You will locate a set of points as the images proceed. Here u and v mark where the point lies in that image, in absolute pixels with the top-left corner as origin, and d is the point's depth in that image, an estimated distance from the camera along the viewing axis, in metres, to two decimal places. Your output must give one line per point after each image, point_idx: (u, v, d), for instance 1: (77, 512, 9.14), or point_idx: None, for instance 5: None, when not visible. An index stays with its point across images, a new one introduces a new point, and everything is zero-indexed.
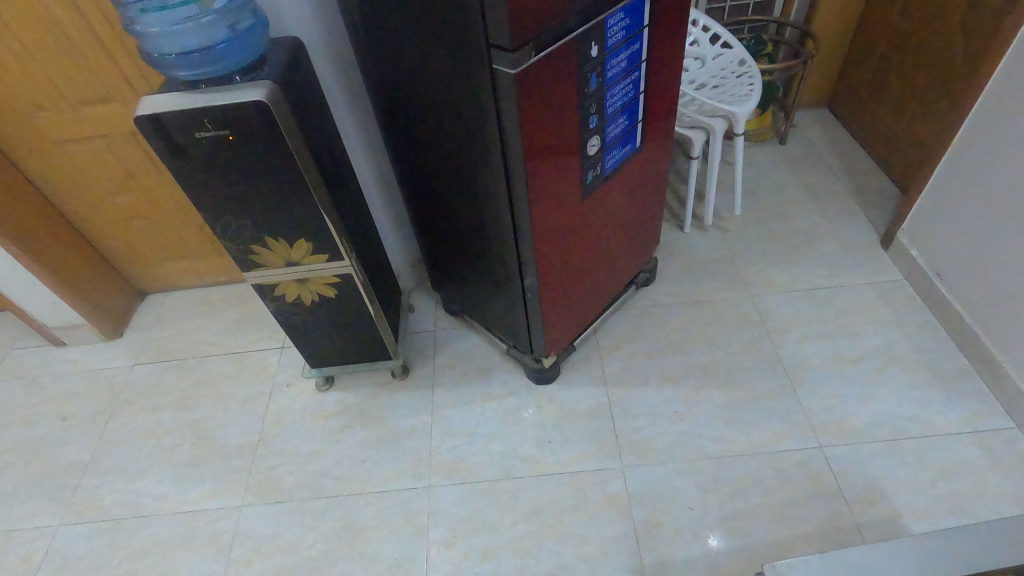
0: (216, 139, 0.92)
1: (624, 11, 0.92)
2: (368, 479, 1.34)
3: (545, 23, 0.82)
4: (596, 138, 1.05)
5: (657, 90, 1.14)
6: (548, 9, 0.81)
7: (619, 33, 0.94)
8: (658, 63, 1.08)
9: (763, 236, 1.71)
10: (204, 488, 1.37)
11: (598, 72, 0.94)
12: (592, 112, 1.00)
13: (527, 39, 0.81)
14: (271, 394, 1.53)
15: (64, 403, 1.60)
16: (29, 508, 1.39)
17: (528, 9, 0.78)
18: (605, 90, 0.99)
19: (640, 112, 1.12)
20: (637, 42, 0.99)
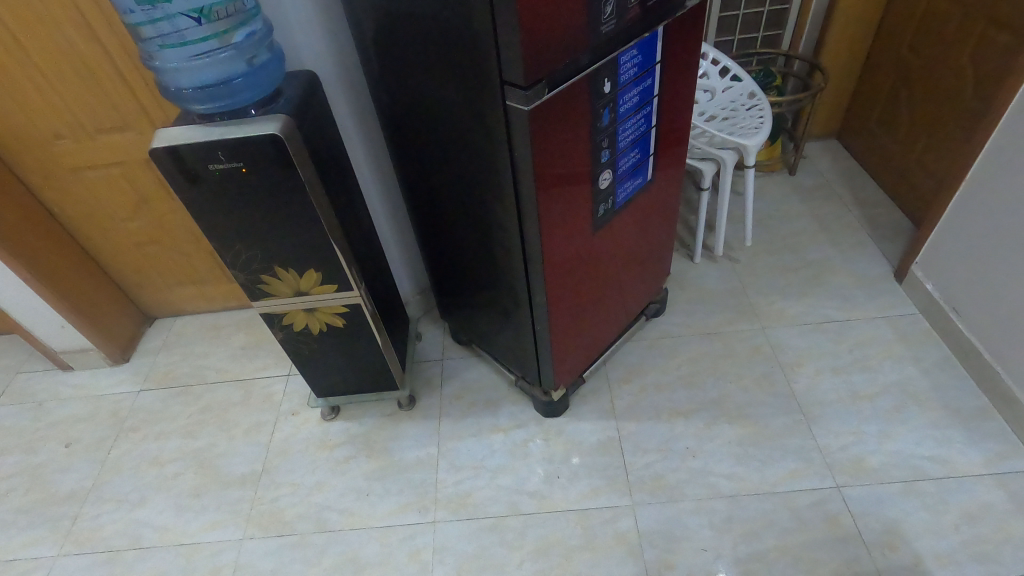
0: (230, 171, 0.92)
1: (637, 47, 0.93)
2: (372, 513, 1.31)
3: (559, 60, 0.82)
4: (607, 172, 1.04)
5: (668, 124, 1.14)
6: (562, 47, 0.81)
7: (631, 69, 0.94)
8: (668, 98, 1.09)
9: (774, 267, 1.69)
10: (205, 519, 1.35)
11: (610, 108, 0.95)
12: (604, 147, 1.00)
13: (541, 75, 0.81)
14: (276, 422, 1.51)
15: (68, 428, 1.59)
16: (28, 537, 1.37)
17: (542, 47, 0.79)
18: (617, 126, 0.99)
19: (651, 145, 1.12)
20: (648, 78, 0.99)
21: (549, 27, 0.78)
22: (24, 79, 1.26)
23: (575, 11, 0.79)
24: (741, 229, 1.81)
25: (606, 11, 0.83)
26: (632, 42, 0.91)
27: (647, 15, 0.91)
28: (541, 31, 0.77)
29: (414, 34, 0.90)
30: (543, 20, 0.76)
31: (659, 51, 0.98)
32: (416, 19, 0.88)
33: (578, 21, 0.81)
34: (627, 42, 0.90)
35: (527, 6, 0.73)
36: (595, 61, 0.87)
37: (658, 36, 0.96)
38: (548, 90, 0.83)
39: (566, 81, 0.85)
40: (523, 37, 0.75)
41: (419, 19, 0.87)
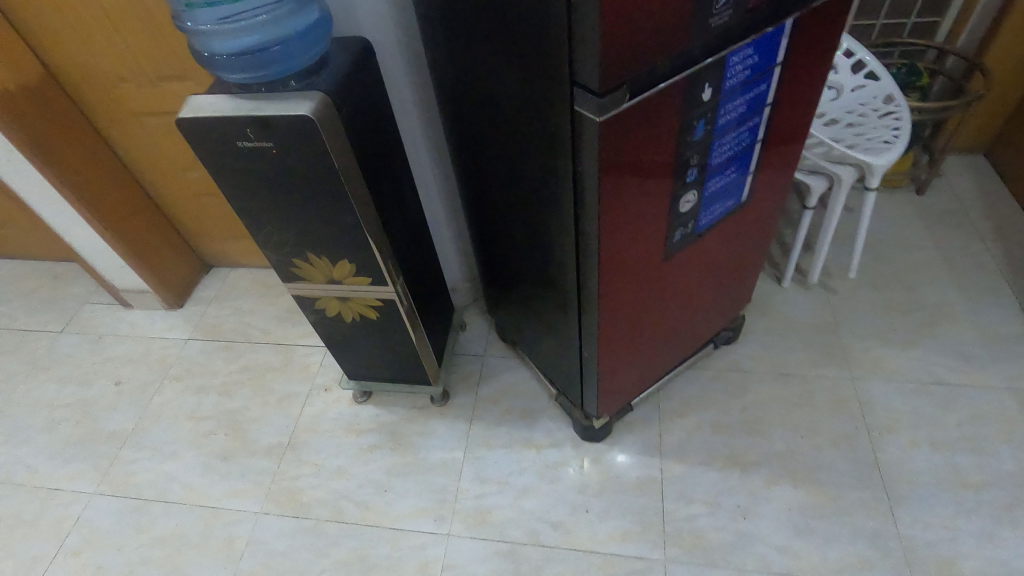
0: (260, 151, 0.83)
1: (755, 45, 0.73)
2: (388, 512, 1.25)
3: (649, 60, 0.64)
4: (692, 193, 0.86)
5: (778, 138, 0.93)
6: (656, 44, 0.63)
7: (742, 72, 0.75)
8: (785, 107, 0.88)
9: (878, 305, 1.44)
10: (228, 486, 1.34)
11: (707, 119, 0.76)
12: (693, 164, 0.81)
13: (622, 78, 0.64)
14: (309, 396, 1.48)
15: (121, 367, 1.63)
16: (71, 470, 1.42)
17: (629, 43, 0.61)
18: (713, 141, 0.81)
19: (753, 163, 0.92)
20: (763, 83, 0.79)
21: (641, 19, 0.60)
22: (88, 18, 1.22)
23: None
24: (845, 254, 1.55)
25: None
26: (749, 38, 0.71)
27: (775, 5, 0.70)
28: (629, 23, 0.59)
29: (482, 8, 0.75)
30: (635, 8, 0.59)
31: (783, 50, 0.78)
32: None
33: (683, 11, 0.62)
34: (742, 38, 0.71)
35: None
36: (696, 61, 0.69)
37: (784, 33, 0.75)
38: (629, 96, 0.66)
39: (655, 85, 0.67)
40: (603, 32, 0.58)
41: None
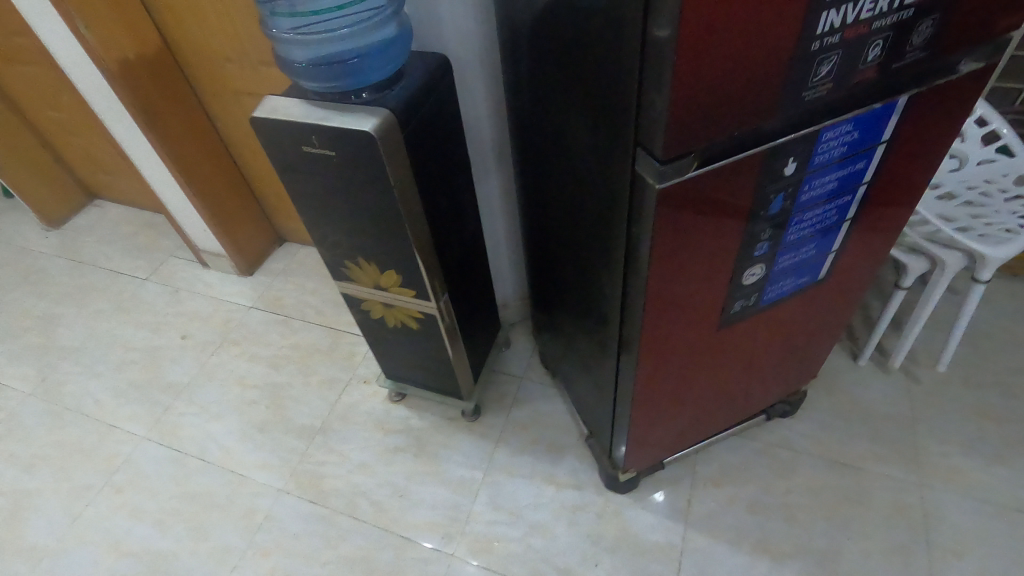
0: (323, 157, 0.84)
1: (856, 121, 0.65)
2: (399, 518, 1.26)
3: (727, 130, 0.58)
4: (760, 267, 0.79)
5: (873, 219, 0.83)
6: (735, 115, 0.57)
7: (836, 149, 0.66)
8: (886, 187, 0.78)
9: (967, 407, 1.28)
10: (260, 457, 1.40)
11: (787, 194, 0.69)
12: (764, 238, 0.74)
13: (690, 146, 0.58)
14: (347, 385, 1.52)
15: (189, 323, 1.74)
16: (129, 412, 1.54)
17: (704, 110, 0.55)
18: (792, 216, 0.73)
19: (838, 242, 0.83)
20: (861, 161, 0.71)
21: (721, 86, 0.54)
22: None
23: (771, 71, 0.54)
24: (938, 341, 1.39)
25: (821, 71, 0.56)
26: (850, 113, 0.63)
27: (886, 81, 0.62)
28: (706, 90, 0.54)
29: (560, 46, 0.72)
30: (715, 75, 0.53)
31: (890, 128, 0.69)
32: (566, 30, 0.69)
33: (773, 81, 0.55)
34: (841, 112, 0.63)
35: (689, 57, 0.51)
36: (783, 133, 0.62)
37: (893, 110, 0.67)
38: (697, 164, 0.60)
39: (729, 155, 0.61)
40: (674, 97, 0.53)
41: (567, 35, 0.68)
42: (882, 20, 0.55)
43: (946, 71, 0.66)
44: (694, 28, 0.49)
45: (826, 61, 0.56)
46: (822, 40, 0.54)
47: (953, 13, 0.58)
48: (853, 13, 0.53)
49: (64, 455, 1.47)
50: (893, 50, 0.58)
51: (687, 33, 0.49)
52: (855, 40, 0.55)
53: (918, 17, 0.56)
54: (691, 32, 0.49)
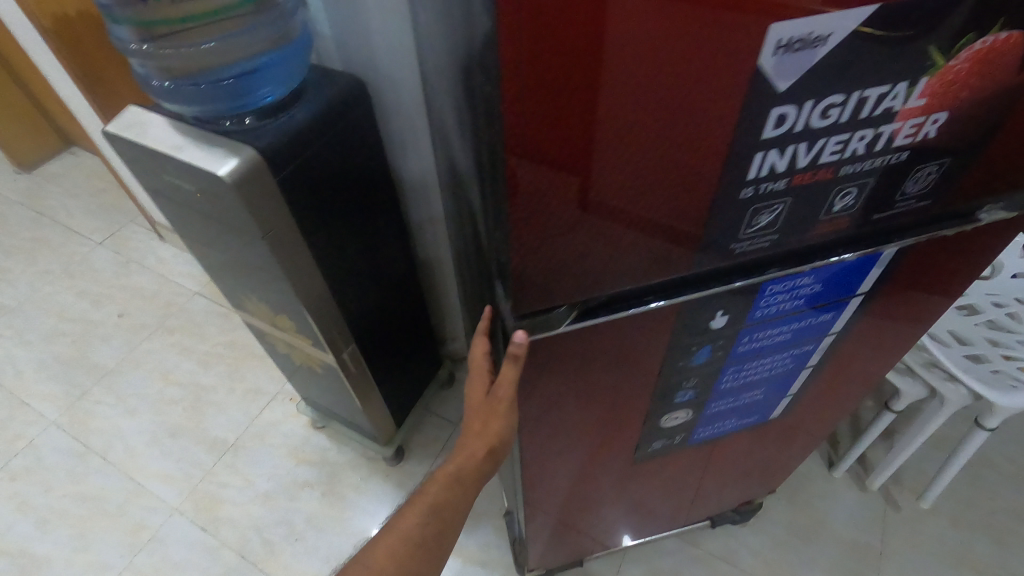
0: (182, 189, 0.68)
1: (817, 272, 0.48)
2: (290, 565, 1.15)
3: (613, 264, 0.40)
4: (684, 411, 0.64)
5: (845, 365, 0.67)
6: (620, 265, 0.40)
7: (789, 301, 0.51)
8: (862, 338, 0.62)
9: (949, 553, 1.10)
10: (163, 467, 1.28)
11: (717, 344, 0.53)
12: (688, 385, 0.59)
13: (562, 293, 0.41)
14: (273, 400, 1.38)
15: (129, 299, 1.60)
16: (44, 389, 1.43)
17: (569, 237, 0.37)
18: (725, 367, 0.57)
19: (794, 387, 0.67)
20: (825, 313, 0.55)
21: (592, 232, 0.37)
22: None
23: (679, 198, 0.36)
24: (931, 464, 1.20)
25: (758, 221, 0.39)
26: (808, 266, 0.46)
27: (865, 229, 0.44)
28: (567, 213, 0.35)
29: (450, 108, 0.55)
30: (580, 195, 0.34)
31: (871, 279, 0.52)
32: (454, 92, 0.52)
33: (684, 210, 0.37)
34: (795, 263, 0.45)
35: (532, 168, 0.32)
36: (707, 283, 0.45)
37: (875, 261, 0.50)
38: (577, 316, 0.44)
39: (627, 305, 0.44)
40: (514, 218, 0.35)
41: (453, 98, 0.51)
42: (854, 164, 0.37)
43: (960, 215, 0.48)
44: (536, 129, 0.30)
45: (766, 209, 0.38)
46: (759, 186, 0.36)
47: (971, 156, 0.40)
48: (808, 155, 0.35)
49: None
50: (875, 198, 0.41)
51: (525, 136, 0.30)
52: (811, 186, 0.38)
53: (913, 161, 0.39)
54: (530, 136, 0.30)
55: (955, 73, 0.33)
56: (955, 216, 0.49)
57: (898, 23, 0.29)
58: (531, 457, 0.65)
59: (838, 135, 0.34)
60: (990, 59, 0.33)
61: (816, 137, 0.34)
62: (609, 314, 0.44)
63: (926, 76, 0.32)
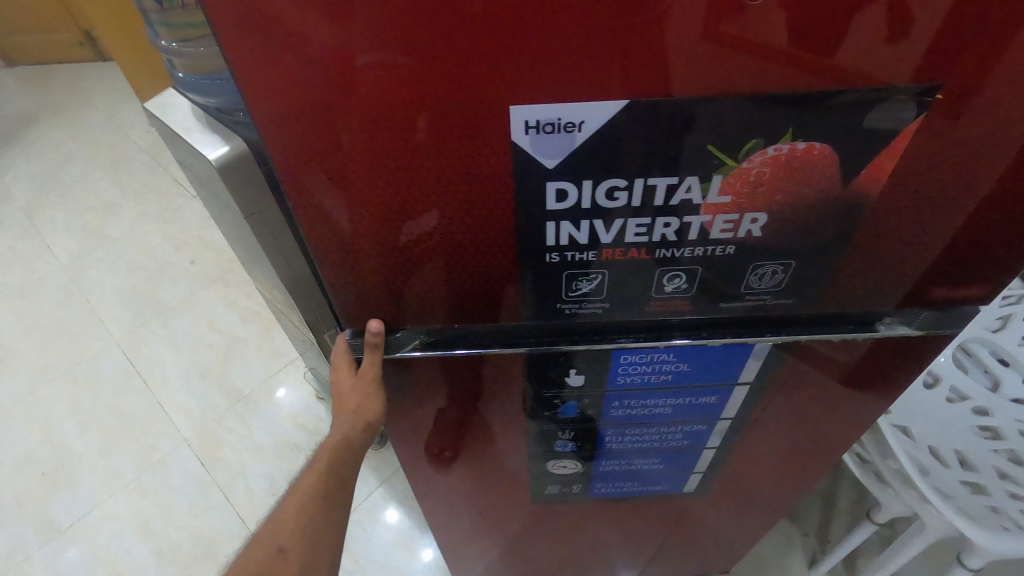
0: (189, 162, 0.77)
1: (681, 352, 0.52)
2: (261, 515, 1.25)
3: (428, 272, 0.39)
4: (570, 462, 0.69)
5: (748, 455, 0.71)
6: (438, 289, 0.41)
7: (651, 376, 0.54)
8: (753, 425, 0.65)
9: None
10: (185, 401, 1.44)
11: (583, 404, 0.58)
12: (565, 437, 0.64)
13: (391, 313, 0.43)
14: (289, 364, 1.49)
15: (202, 249, 1.80)
16: (116, 312, 1.64)
17: (371, 243, 0.37)
18: (604, 428, 0.62)
19: (693, 464, 0.72)
20: (696, 395, 0.58)
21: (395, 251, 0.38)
22: None
23: (469, 199, 0.34)
24: None
25: (578, 288, 0.39)
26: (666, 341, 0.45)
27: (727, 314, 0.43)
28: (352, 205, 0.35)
29: None
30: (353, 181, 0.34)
31: (751, 371, 0.55)
32: None
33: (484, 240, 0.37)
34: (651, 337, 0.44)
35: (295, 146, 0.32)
36: (553, 340, 0.46)
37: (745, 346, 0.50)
38: (420, 345, 0.46)
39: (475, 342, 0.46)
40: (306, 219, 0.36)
41: None
42: (669, 249, 0.37)
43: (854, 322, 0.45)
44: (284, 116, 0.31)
45: (583, 277, 0.39)
46: (563, 254, 0.37)
47: (825, 263, 0.38)
48: (609, 232, 0.36)
49: (53, 328, 1.61)
50: (714, 286, 0.40)
51: (273, 119, 0.31)
52: (626, 261, 0.38)
53: (744, 254, 0.37)
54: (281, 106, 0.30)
55: (757, 175, 0.32)
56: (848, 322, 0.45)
57: (666, 118, 0.30)
58: (426, 473, 0.70)
59: (637, 218, 0.35)
60: (797, 167, 0.32)
61: (611, 217, 0.34)
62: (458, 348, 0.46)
63: (718, 174, 0.32)
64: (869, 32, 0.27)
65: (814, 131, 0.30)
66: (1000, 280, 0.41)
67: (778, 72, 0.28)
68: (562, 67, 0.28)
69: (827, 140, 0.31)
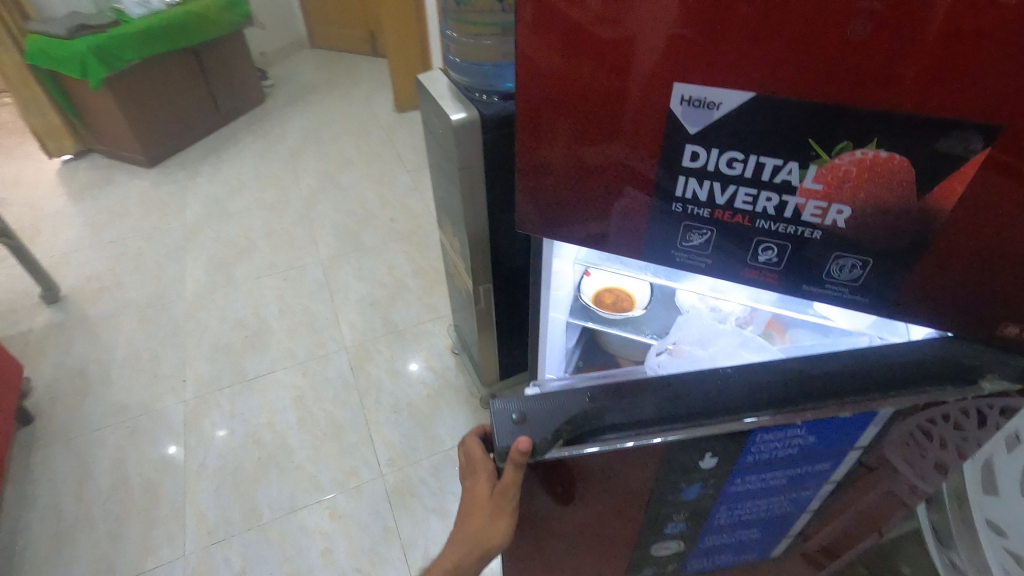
0: (435, 120, 1.03)
1: (811, 428, 0.60)
2: (381, 422, 1.46)
3: (590, 181, 0.54)
4: (674, 541, 0.77)
5: (846, 522, 0.76)
6: (593, 198, 0.55)
7: (774, 453, 0.63)
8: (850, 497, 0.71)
9: None
10: (355, 320, 1.75)
11: (706, 484, 0.66)
12: (679, 517, 0.72)
13: (551, 213, 0.58)
14: (439, 318, 1.74)
15: (402, 213, 2.17)
16: (328, 241, 2.05)
17: (558, 147, 0.53)
18: (718, 503, 0.71)
19: (788, 527, 0.79)
20: (813, 465, 0.66)
21: (573, 157, 0.53)
22: None
23: (636, 128, 0.48)
24: None
25: (690, 240, 0.52)
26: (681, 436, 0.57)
27: (790, 386, 0.57)
28: (558, 116, 0.51)
29: None
30: (563, 98, 0.49)
31: (869, 437, 0.62)
32: None
33: (637, 165, 0.50)
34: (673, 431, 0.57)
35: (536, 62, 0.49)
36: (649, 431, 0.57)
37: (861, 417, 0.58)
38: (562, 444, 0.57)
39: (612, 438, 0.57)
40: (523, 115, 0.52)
41: None
42: (767, 222, 0.48)
43: (959, 378, 0.54)
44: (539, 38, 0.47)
45: (696, 231, 0.52)
46: (685, 206, 0.50)
47: (902, 268, 0.47)
48: (723, 195, 0.48)
49: (283, 238, 2.06)
50: (800, 266, 0.50)
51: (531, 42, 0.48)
52: (734, 227, 0.50)
53: (833, 247, 0.48)
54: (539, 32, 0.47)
55: (846, 171, 0.43)
56: (951, 377, 0.54)
57: (782, 107, 0.42)
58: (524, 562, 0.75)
59: (747, 188, 0.47)
60: (880, 171, 0.42)
61: (728, 182, 0.47)
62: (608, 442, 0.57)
63: (814, 164, 0.44)
64: (958, 67, 0.37)
65: (895, 145, 0.41)
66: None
67: (881, 86, 0.39)
68: (720, 61, 0.42)
69: (906, 154, 0.41)
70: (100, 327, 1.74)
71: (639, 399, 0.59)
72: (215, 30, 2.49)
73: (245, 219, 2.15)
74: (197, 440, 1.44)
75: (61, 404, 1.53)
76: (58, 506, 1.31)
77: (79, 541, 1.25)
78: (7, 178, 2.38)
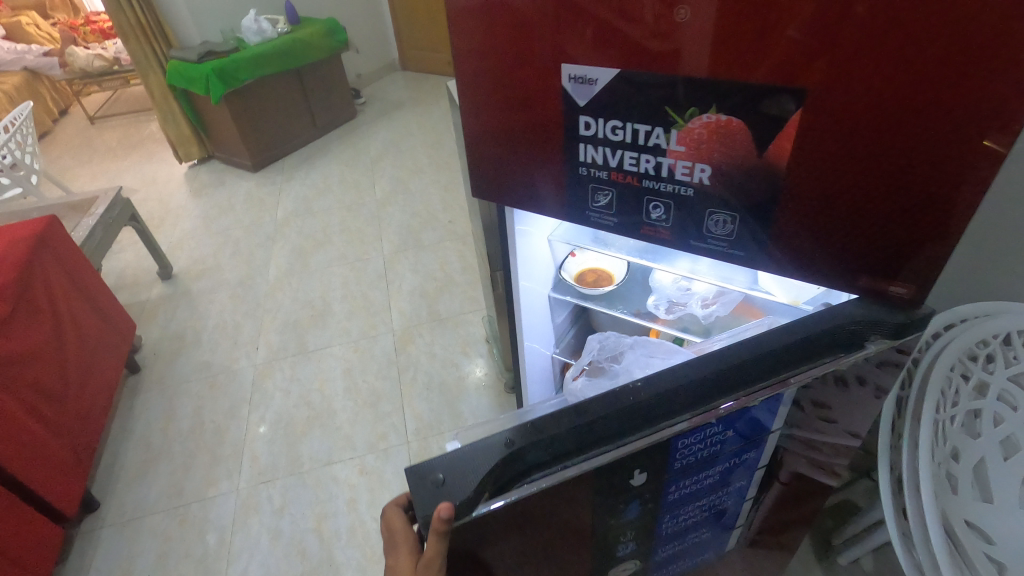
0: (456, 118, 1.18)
1: (725, 422, 0.61)
2: (414, 396, 1.62)
3: (518, 152, 0.64)
4: (629, 562, 0.77)
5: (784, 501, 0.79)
6: (522, 168, 0.65)
7: (697, 456, 0.65)
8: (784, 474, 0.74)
9: None
10: (405, 306, 1.93)
11: (643, 498, 0.67)
12: (627, 537, 0.73)
13: (494, 180, 0.69)
14: (479, 309, 1.88)
15: (461, 215, 2.35)
16: (392, 237, 2.27)
17: (490, 123, 0.63)
18: (660, 514, 0.72)
19: (734, 518, 0.81)
20: (739, 458, 0.69)
21: (502, 132, 0.63)
22: None
23: (542, 106, 0.58)
24: None
25: (599, 200, 0.62)
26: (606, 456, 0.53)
27: (709, 381, 0.56)
28: (486, 97, 0.61)
29: None
30: (487, 82, 0.60)
31: (780, 419, 0.65)
32: None
33: (548, 138, 0.60)
34: (596, 454, 0.53)
35: (465, 52, 0.59)
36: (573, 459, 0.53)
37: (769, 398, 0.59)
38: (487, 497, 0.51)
39: (536, 477, 0.52)
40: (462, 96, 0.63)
41: None
42: (653, 182, 0.57)
43: (846, 345, 0.56)
44: (464, 32, 0.58)
45: (601, 192, 0.61)
46: (589, 169, 0.60)
47: (762, 221, 0.53)
48: (615, 159, 0.57)
49: (355, 233, 2.31)
50: (684, 223, 0.58)
51: (460, 36, 0.59)
52: (627, 187, 0.59)
53: (704, 204, 0.55)
54: (463, 27, 0.58)
55: (700, 134, 0.51)
56: (838, 346, 0.57)
57: (641, 81, 0.51)
58: None
59: (631, 152, 0.56)
60: (724, 132, 0.50)
61: (615, 147, 0.56)
62: (534, 482, 0.52)
63: (675, 129, 0.52)
64: (766, 41, 0.44)
65: (731, 111, 0.48)
66: (926, 280, 0.51)
67: (711, 59, 0.47)
68: (590, 44, 0.51)
69: (742, 118, 0.48)
70: (199, 299, 2.06)
71: (558, 433, 0.54)
72: (317, 53, 2.85)
73: (325, 216, 2.44)
74: (261, 396, 1.67)
75: (162, 359, 1.83)
76: (148, 438, 1.59)
77: (161, 466, 1.51)
78: (146, 178, 2.87)
